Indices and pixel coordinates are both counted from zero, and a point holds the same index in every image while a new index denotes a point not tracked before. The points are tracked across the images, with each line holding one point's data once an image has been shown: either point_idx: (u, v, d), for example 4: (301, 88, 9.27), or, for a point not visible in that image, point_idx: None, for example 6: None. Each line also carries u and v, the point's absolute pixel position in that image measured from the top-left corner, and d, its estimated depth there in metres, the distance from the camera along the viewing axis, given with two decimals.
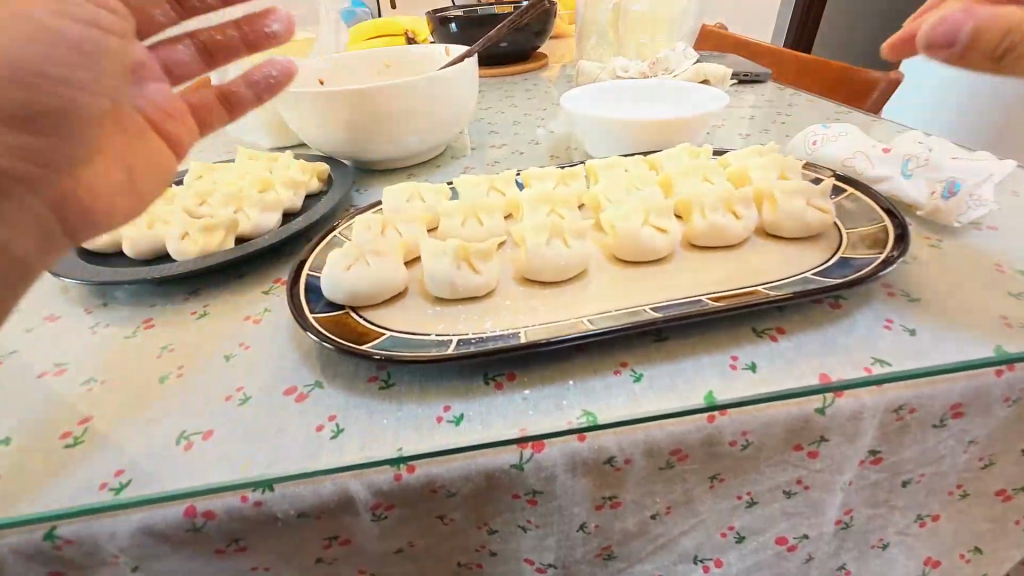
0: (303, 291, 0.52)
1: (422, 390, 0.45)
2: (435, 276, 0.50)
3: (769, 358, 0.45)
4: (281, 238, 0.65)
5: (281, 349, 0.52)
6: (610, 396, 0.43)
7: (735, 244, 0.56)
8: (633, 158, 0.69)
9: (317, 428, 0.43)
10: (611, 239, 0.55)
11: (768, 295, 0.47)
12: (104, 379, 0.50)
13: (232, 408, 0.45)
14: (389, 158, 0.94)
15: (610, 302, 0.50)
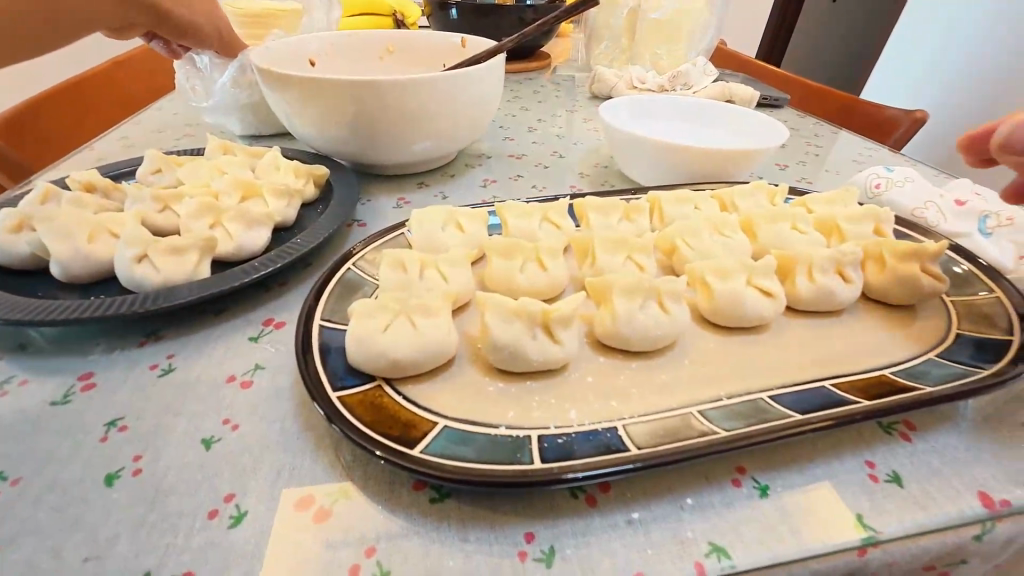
0: (318, 356, 0.39)
1: (489, 508, 0.34)
2: (506, 346, 0.39)
3: (911, 468, 0.38)
4: (274, 266, 0.51)
5: (283, 433, 0.39)
6: (736, 521, 0.34)
7: (840, 309, 0.48)
8: (701, 193, 0.60)
9: (351, 571, 0.31)
10: (704, 298, 0.47)
11: (907, 387, 0.39)
12: (19, 475, 0.35)
13: (219, 534, 0.32)
14: (398, 164, 0.80)
15: (714, 382, 0.41)
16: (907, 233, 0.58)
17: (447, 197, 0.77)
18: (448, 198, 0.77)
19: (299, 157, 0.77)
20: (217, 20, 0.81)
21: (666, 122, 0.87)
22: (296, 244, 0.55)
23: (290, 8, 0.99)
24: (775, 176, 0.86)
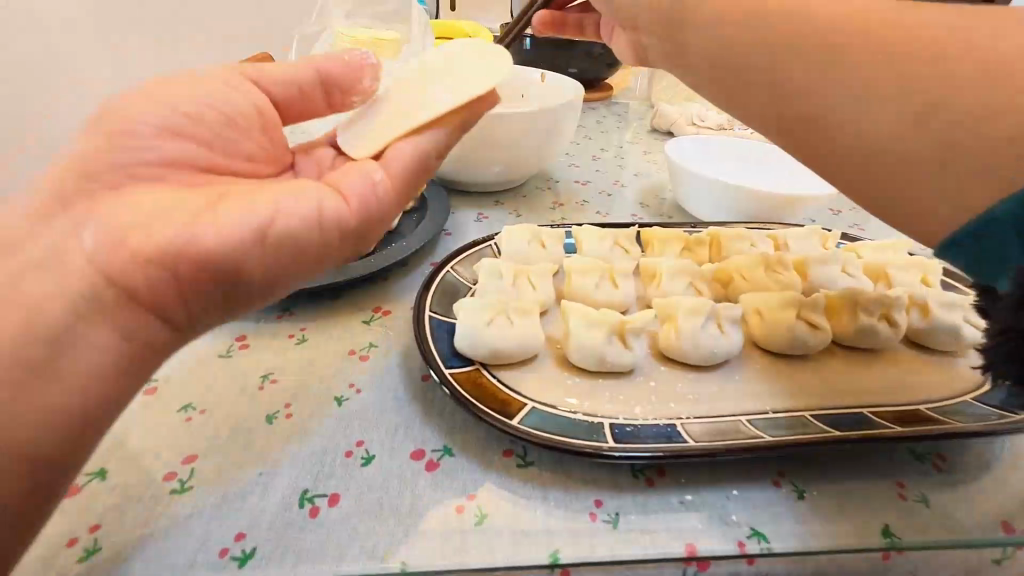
0: (431, 339, 0.48)
1: (565, 476, 0.42)
2: (587, 347, 0.47)
3: (938, 492, 0.42)
4: (387, 263, 0.61)
5: (396, 399, 0.48)
6: (776, 515, 0.40)
7: (884, 348, 0.53)
8: (758, 232, 0.66)
9: (457, 510, 0.39)
10: (757, 327, 0.53)
11: (939, 420, 0.44)
12: (203, 408, 0.46)
13: (356, 470, 0.41)
14: (479, 182, 0.90)
15: (763, 399, 0.47)
16: (957, 285, 0.62)
17: (520, 215, 0.86)
18: (522, 216, 0.86)
19: None
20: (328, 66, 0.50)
21: (726, 162, 0.93)
22: (401, 246, 0.65)
23: (391, 39, 1.15)
24: (829, 220, 0.90)
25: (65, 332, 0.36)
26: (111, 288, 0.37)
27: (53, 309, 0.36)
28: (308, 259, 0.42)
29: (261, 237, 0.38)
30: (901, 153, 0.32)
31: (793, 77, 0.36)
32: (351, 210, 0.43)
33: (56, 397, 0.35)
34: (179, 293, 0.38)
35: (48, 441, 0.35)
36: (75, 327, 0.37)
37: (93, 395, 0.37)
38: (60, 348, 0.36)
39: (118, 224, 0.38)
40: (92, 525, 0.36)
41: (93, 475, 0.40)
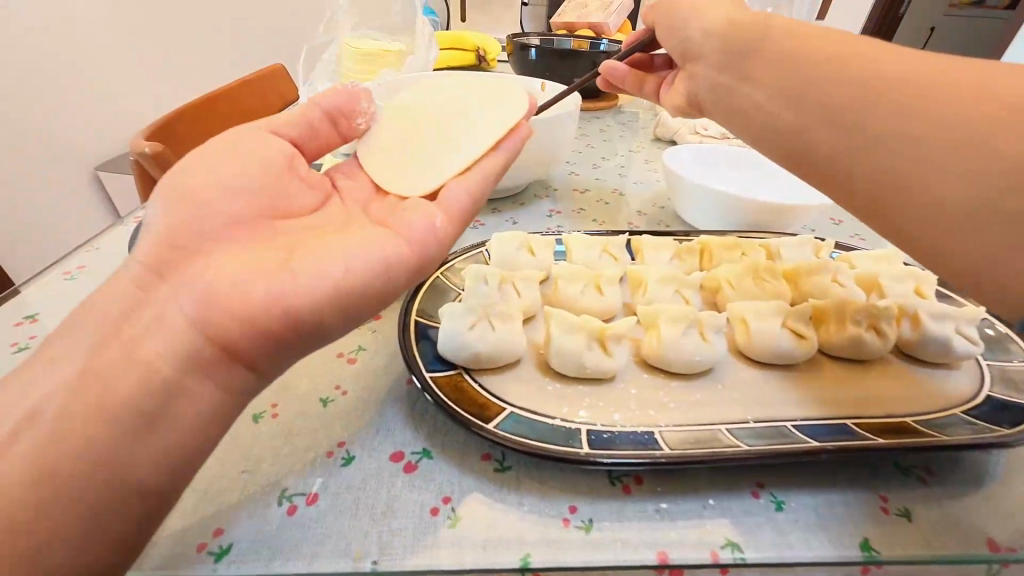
0: (415, 343, 0.49)
1: (541, 481, 0.42)
2: (567, 353, 0.47)
3: (923, 506, 0.42)
4: None
5: (380, 401, 0.49)
6: (753, 525, 0.40)
7: (873, 359, 0.52)
8: (750, 241, 0.66)
9: (431, 511, 0.39)
10: (742, 335, 0.53)
11: (925, 433, 0.44)
12: None
13: (335, 469, 0.42)
14: None
15: (745, 408, 0.47)
16: (953, 296, 0.61)
17: (516, 223, 0.87)
18: (518, 223, 0.87)
19: None
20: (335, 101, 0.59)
21: (724, 171, 0.93)
22: None
23: (395, 50, 1.18)
24: (829, 230, 0.89)
25: (176, 387, 0.38)
26: (213, 350, 0.39)
27: (162, 365, 0.38)
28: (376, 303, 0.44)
29: (336, 290, 0.41)
30: (932, 201, 0.35)
31: (851, 162, 0.38)
32: (409, 250, 0.46)
33: (164, 453, 0.36)
34: (270, 349, 0.40)
35: (151, 483, 0.36)
36: (181, 384, 0.38)
37: (198, 443, 0.38)
38: (170, 405, 0.37)
39: (215, 292, 0.40)
40: None
41: None
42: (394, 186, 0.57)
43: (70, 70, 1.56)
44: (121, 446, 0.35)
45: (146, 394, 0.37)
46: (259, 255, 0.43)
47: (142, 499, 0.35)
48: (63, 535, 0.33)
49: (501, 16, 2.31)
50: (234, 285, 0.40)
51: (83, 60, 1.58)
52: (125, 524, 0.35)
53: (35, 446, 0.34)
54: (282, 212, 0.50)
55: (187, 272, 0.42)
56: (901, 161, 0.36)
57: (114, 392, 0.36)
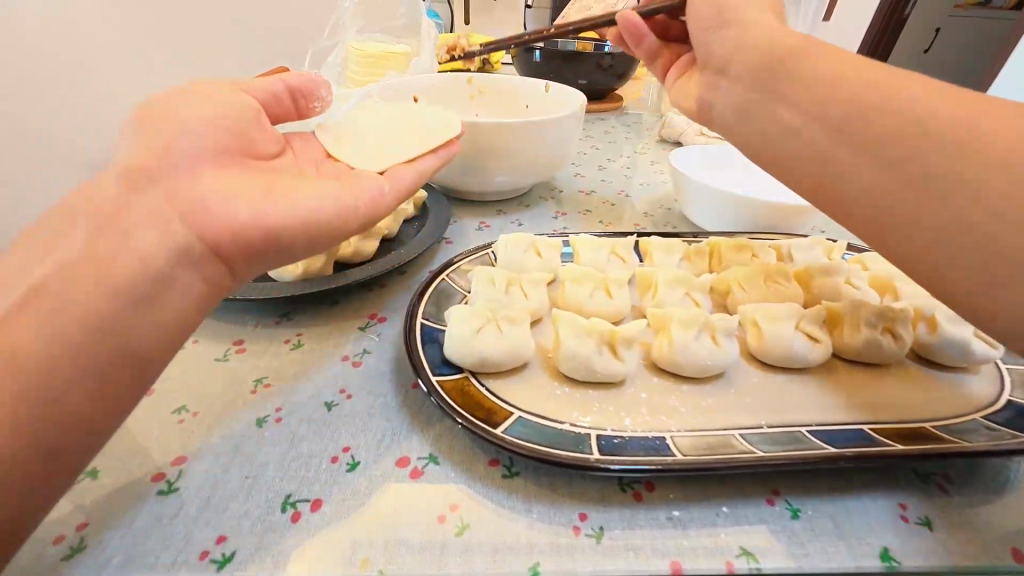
0: (421, 347, 0.48)
1: (550, 488, 0.41)
2: (577, 356, 0.46)
3: (944, 515, 0.40)
4: (384, 270, 0.62)
5: (386, 405, 0.48)
6: (769, 534, 0.38)
7: (889, 363, 0.51)
8: (760, 242, 0.65)
9: (438, 519, 0.38)
10: (754, 338, 0.52)
11: (945, 439, 0.42)
12: (196, 410, 0.47)
13: (340, 475, 0.41)
14: (482, 191, 0.91)
15: (758, 413, 0.46)
16: None
17: (522, 224, 0.87)
18: (523, 225, 0.86)
19: None
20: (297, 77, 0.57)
21: (730, 173, 0.93)
22: (399, 254, 0.66)
23: (399, 52, 1.19)
24: (839, 231, 0.88)
25: (166, 275, 0.39)
26: (199, 247, 0.41)
27: (152, 254, 0.39)
28: (328, 240, 0.47)
29: (306, 220, 0.45)
30: (928, 174, 0.33)
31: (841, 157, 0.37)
32: (364, 199, 0.50)
33: (155, 333, 0.38)
34: (245, 257, 0.44)
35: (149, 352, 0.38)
36: (170, 273, 0.39)
37: (187, 321, 0.40)
38: (162, 288, 0.39)
39: (193, 203, 0.41)
40: (79, 522, 0.37)
41: (85, 474, 0.40)
42: (344, 156, 0.59)
43: (71, 69, 1.64)
44: (118, 325, 0.36)
45: (138, 278, 0.38)
46: (229, 175, 0.45)
47: (134, 372, 0.37)
48: (67, 401, 0.34)
49: (506, 19, 2.33)
50: (215, 201, 0.42)
51: (84, 56, 1.65)
52: (123, 394, 0.37)
53: (30, 317, 0.34)
54: (246, 156, 0.49)
55: (154, 180, 0.41)
56: (952, 190, 0.32)
57: (104, 275, 0.37)
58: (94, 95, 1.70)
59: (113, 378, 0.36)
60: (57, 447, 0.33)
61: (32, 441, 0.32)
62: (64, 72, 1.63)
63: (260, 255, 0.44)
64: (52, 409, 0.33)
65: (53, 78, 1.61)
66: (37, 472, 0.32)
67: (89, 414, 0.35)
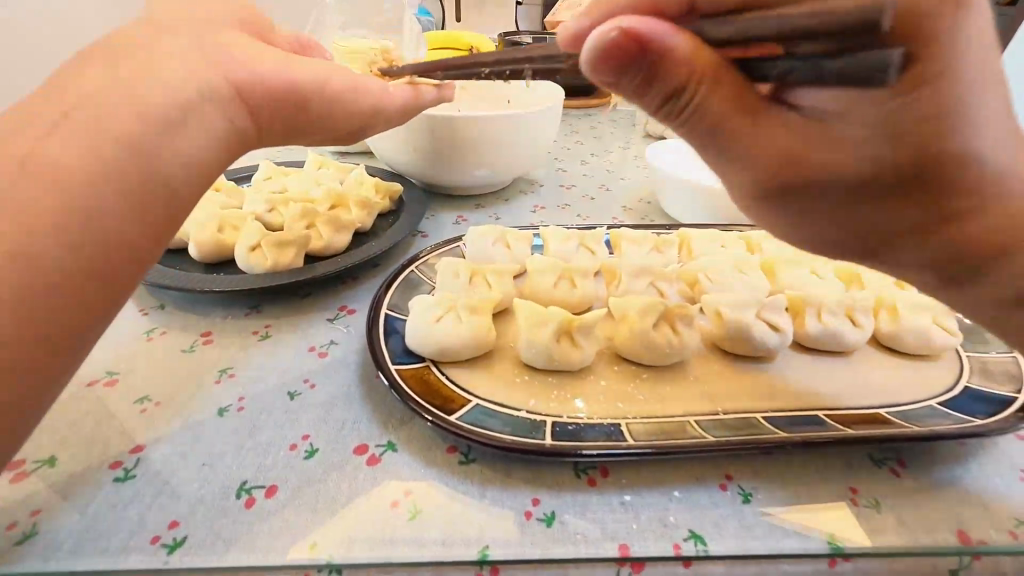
0: (383, 336, 0.49)
1: (505, 474, 0.42)
2: (536, 345, 0.47)
3: (894, 499, 0.41)
4: (354, 262, 0.62)
5: (349, 394, 0.49)
6: (719, 518, 0.39)
7: (849, 351, 0.52)
8: (729, 234, 0.66)
9: (391, 504, 0.39)
10: (715, 326, 0.52)
11: (896, 424, 0.43)
12: (159, 400, 0.47)
13: (298, 462, 0.42)
14: (460, 186, 0.91)
15: (715, 399, 0.46)
16: None
17: (500, 218, 0.87)
18: (501, 218, 0.87)
19: (380, 175, 0.90)
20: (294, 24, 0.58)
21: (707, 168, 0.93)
22: (371, 247, 0.66)
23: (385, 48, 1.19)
24: None
25: (192, 107, 0.36)
26: (226, 87, 0.39)
27: (176, 85, 0.35)
28: (348, 108, 0.49)
29: (322, 84, 0.45)
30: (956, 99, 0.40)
31: None
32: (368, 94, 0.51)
33: (184, 173, 0.36)
34: (267, 105, 0.42)
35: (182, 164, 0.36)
36: (198, 106, 0.36)
37: (214, 156, 0.38)
38: (190, 116, 0.36)
39: (215, 54, 0.39)
40: (33, 509, 0.37)
41: (43, 462, 0.41)
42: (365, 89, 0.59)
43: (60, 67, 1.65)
44: (148, 137, 0.33)
45: (168, 103, 0.35)
46: (251, 40, 0.43)
47: (163, 219, 0.35)
48: (107, 214, 0.32)
49: (497, 18, 2.34)
50: (237, 56, 0.40)
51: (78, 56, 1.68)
52: (159, 215, 0.35)
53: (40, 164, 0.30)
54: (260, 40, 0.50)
55: (179, 35, 0.39)
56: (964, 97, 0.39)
57: (137, 91, 0.34)
58: None
59: (147, 199, 0.34)
60: (103, 252, 0.32)
61: (80, 244, 0.31)
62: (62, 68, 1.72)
63: (285, 109, 0.44)
64: (101, 212, 0.32)
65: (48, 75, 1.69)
66: (81, 278, 0.31)
67: (123, 230, 0.33)
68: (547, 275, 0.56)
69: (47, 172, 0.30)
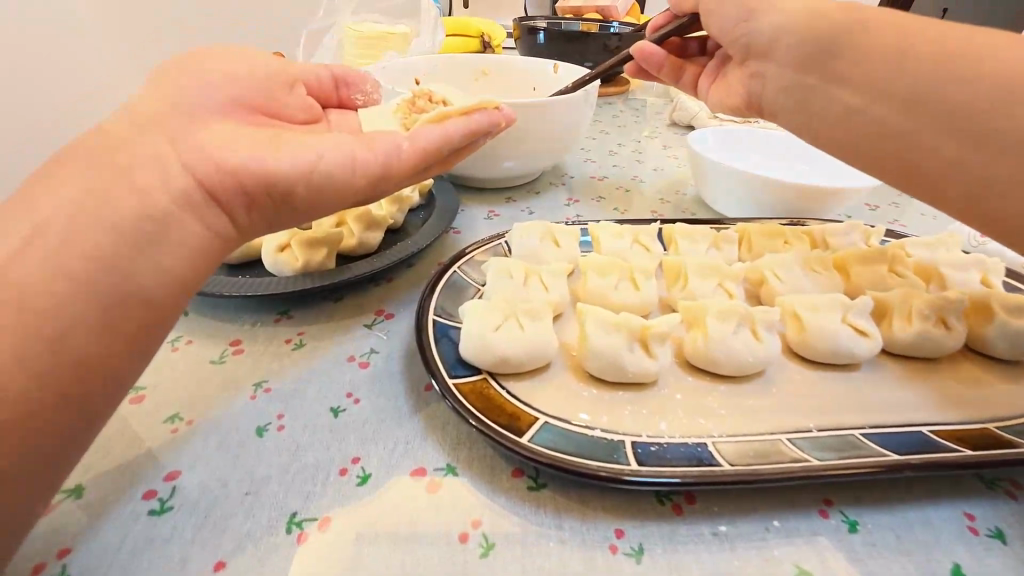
0: (434, 345, 0.44)
1: (580, 501, 0.37)
2: (606, 354, 0.42)
3: (1016, 525, 0.37)
4: (390, 263, 0.58)
5: (399, 409, 0.44)
6: (827, 550, 0.35)
7: (941, 356, 0.47)
8: (792, 227, 0.61)
9: (461, 537, 0.35)
10: (794, 332, 0.48)
11: (1013, 441, 0.39)
12: (191, 418, 0.43)
13: (349, 489, 0.38)
14: (489, 178, 0.86)
15: (805, 415, 0.42)
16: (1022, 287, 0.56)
17: (533, 212, 0.82)
18: (535, 212, 0.82)
19: None
20: (309, 73, 0.58)
21: (749, 157, 0.89)
22: (405, 245, 0.62)
23: (400, 32, 1.14)
24: (866, 216, 0.84)
25: (166, 218, 0.34)
26: (199, 191, 0.36)
27: (152, 196, 0.34)
28: (344, 189, 0.41)
29: (309, 170, 0.39)
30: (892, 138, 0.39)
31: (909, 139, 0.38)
32: (374, 153, 0.42)
33: (162, 287, 0.34)
34: (247, 203, 0.38)
35: (152, 279, 0.34)
36: (173, 215, 0.35)
37: (196, 267, 0.36)
38: (165, 227, 0.34)
39: (191, 154, 0.36)
40: (61, 548, 0.33)
41: (69, 492, 0.36)
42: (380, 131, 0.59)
43: (74, 78, 1.72)
44: (122, 255, 0.32)
45: (140, 218, 0.33)
46: (238, 129, 0.41)
47: (133, 333, 0.33)
48: (73, 338, 0.30)
49: (504, 5, 2.31)
50: (213, 148, 0.37)
51: (75, 57, 1.70)
52: (134, 333, 0.33)
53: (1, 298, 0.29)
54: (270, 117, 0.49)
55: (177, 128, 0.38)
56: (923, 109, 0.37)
57: (105, 212, 0.33)
58: (73, 68, 1.70)
59: (116, 319, 0.32)
60: (64, 380, 0.30)
61: (34, 376, 0.29)
62: (72, 79, 1.72)
63: (267, 210, 0.40)
64: (63, 340, 0.30)
65: (58, 78, 1.68)
66: (42, 414, 0.29)
67: (85, 357, 0.31)
68: (609, 276, 0.52)
69: (13, 301, 0.29)
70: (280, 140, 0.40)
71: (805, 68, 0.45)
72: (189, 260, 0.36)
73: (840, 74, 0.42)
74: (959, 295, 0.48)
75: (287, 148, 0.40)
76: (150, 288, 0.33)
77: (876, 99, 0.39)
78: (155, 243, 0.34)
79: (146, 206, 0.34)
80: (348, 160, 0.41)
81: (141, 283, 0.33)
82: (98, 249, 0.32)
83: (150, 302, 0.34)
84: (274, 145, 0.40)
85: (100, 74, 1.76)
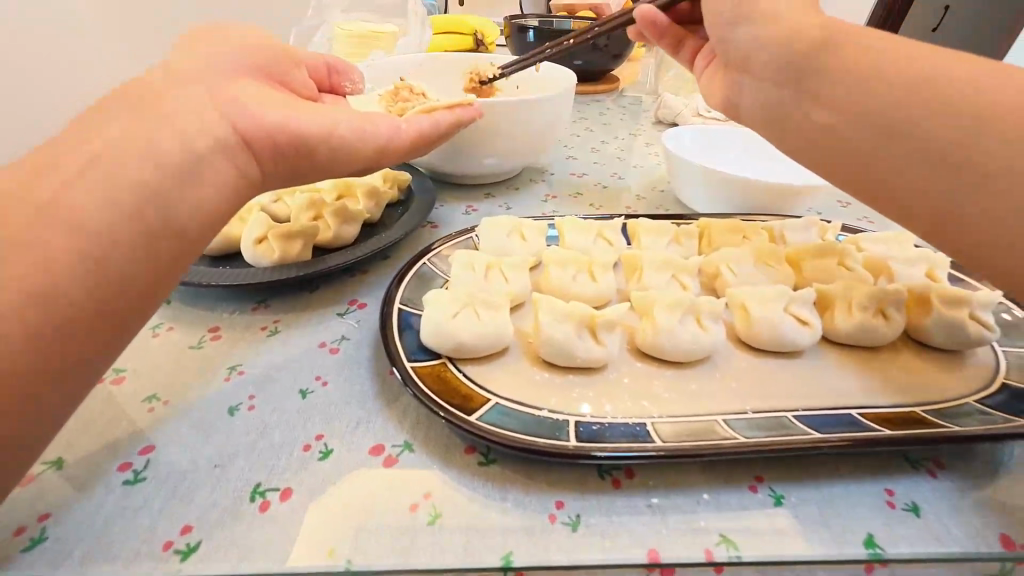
0: (396, 334, 0.47)
1: (526, 476, 0.40)
2: (557, 341, 0.45)
3: (932, 501, 0.39)
4: (363, 256, 0.60)
5: (364, 392, 0.47)
6: (752, 521, 0.37)
7: (881, 346, 0.50)
8: (752, 223, 0.63)
9: (411, 507, 0.37)
10: (742, 322, 0.51)
11: (934, 423, 0.41)
12: (167, 399, 0.45)
13: (311, 464, 0.40)
14: (469, 175, 0.89)
15: (744, 398, 0.44)
16: (969, 281, 0.58)
17: (510, 208, 0.85)
18: (512, 208, 0.85)
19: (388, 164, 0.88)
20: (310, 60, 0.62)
21: (722, 155, 0.91)
22: (380, 238, 0.64)
23: (388, 32, 1.16)
24: (834, 213, 0.86)
25: (203, 160, 0.37)
26: (234, 137, 0.39)
27: (191, 138, 0.37)
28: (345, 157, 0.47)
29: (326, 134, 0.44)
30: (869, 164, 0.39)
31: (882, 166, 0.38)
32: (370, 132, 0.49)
33: (197, 220, 0.37)
34: (272, 154, 0.42)
35: (190, 210, 0.36)
36: (206, 157, 0.37)
37: (226, 204, 0.39)
38: (202, 166, 0.37)
39: (229, 106, 0.40)
40: (41, 514, 0.36)
41: (50, 464, 0.39)
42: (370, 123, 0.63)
43: (75, 76, 1.75)
44: (159, 191, 0.35)
45: (180, 157, 0.36)
46: (259, 88, 0.44)
47: (170, 260, 0.36)
48: (120, 258, 0.33)
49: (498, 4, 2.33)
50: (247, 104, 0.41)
51: (75, 55, 1.73)
52: (171, 259, 0.36)
53: (51, 220, 0.31)
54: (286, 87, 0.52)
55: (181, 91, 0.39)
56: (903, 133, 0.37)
57: (150, 147, 0.35)
58: (74, 66, 1.74)
59: (157, 246, 0.35)
60: (108, 297, 0.33)
61: (87, 291, 0.32)
62: (73, 76, 1.75)
63: (290, 162, 0.43)
64: (110, 260, 0.32)
65: (58, 77, 1.72)
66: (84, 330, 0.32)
67: (131, 275, 0.34)
68: (569, 268, 0.54)
69: (69, 221, 0.31)
70: (297, 107, 0.45)
71: (782, 82, 0.44)
72: (219, 198, 0.38)
73: (813, 91, 0.41)
74: (899, 288, 0.50)
75: (303, 112, 0.44)
76: (186, 219, 0.36)
77: (846, 117, 0.40)
78: (193, 180, 0.36)
79: (179, 147, 0.36)
80: (349, 141, 0.47)
81: (178, 217, 0.36)
82: (144, 180, 0.34)
83: (185, 233, 0.36)
84: (290, 109, 0.43)
85: (100, 74, 1.80)
